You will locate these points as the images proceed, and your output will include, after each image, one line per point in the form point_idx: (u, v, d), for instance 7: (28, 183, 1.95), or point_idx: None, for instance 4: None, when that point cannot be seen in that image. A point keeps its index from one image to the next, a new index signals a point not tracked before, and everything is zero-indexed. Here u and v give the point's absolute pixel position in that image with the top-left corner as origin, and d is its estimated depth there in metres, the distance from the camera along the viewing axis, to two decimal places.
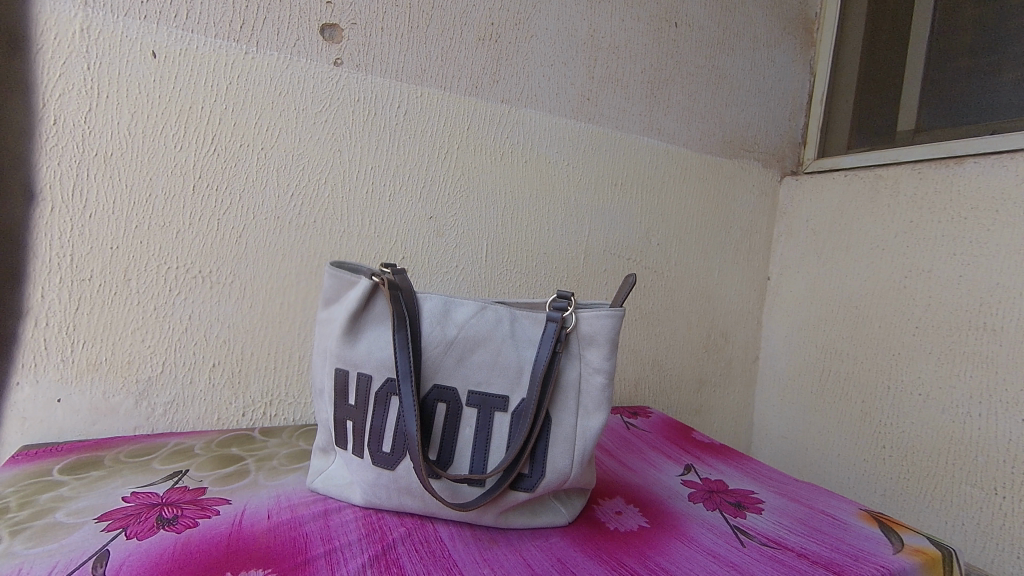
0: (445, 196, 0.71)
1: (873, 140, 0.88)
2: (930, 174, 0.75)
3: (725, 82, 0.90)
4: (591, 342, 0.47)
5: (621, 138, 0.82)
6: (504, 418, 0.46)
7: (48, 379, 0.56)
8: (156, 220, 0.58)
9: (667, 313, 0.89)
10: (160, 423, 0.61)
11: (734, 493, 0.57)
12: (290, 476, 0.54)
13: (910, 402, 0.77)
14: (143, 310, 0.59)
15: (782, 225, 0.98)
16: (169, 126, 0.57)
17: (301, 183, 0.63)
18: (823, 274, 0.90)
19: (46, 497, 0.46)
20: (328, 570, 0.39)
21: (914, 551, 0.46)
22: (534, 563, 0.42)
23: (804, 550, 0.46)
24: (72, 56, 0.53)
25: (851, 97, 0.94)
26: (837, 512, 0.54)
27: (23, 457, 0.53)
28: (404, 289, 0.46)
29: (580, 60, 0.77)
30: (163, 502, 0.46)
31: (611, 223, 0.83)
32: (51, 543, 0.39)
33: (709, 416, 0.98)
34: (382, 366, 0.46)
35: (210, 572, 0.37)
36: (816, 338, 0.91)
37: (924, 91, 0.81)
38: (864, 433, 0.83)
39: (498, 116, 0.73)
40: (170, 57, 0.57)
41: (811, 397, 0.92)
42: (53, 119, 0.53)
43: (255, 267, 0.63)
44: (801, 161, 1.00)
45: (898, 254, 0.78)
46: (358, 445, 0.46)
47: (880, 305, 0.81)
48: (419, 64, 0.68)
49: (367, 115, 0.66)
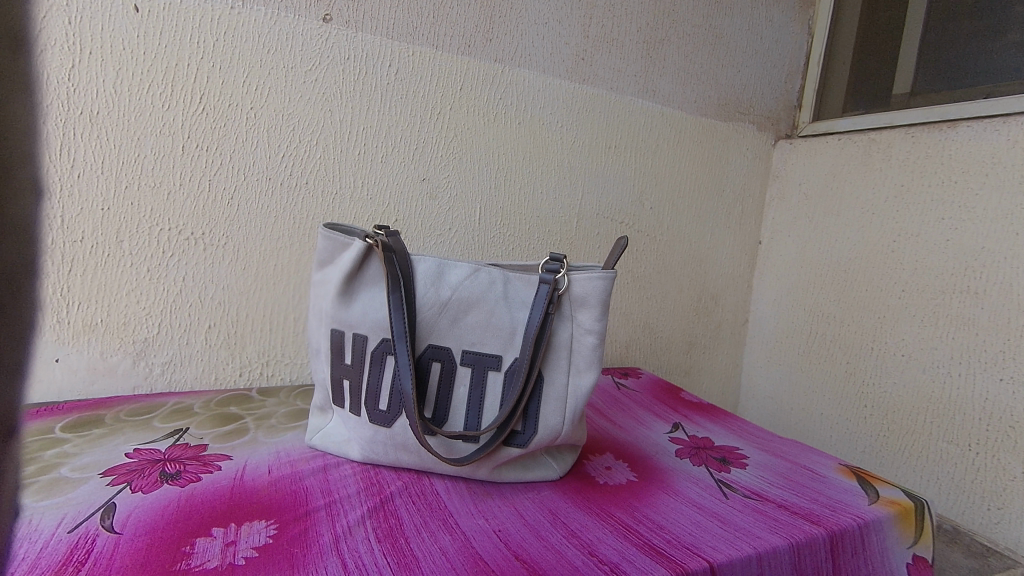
0: (438, 158, 0.71)
1: (868, 103, 0.87)
2: (923, 138, 0.75)
3: (722, 42, 0.89)
4: (582, 303, 0.48)
5: (616, 100, 0.81)
6: (497, 378, 0.47)
7: (45, 340, 0.56)
8: (147, 181, 0.58)
9: (658, 276, 0.90)
10: (158, 383, 0.62)
11: (719, 449, 0.59)
12: (289, 434, 0.55)
13: (892, 362, 0.79)
14: (137, 271, 0.59)
15: (774, 189, 0.98)
16: (156, 84, 0.56)
17: (292, 144, 0.63)
18: (814, 238, 0.91)
19: (50, 453, 0.47)
20: (328, 520, 0.40)
21: (887, 502, 0.49)
22: (526, 514, 0.44)
23: (784, 501, 0.48)
24: (53, 10, 0.52)
25: (848, 59, 0.93)
26: (817, 467, 0.56)
27: (24, 416, 0.53)
28: (398, 251, 0.47)
29: (575, 18, 0.76)
30: (166, 458, 0.48)
31: (604, 186, 0.83)
32: (59, 497, 0.41)
33: (697, 378, 1.00)
34: (377, 327, 0.47)
35: (215, 523, 0.39)
36: (805, 301, 0.92)
37: (922, 53, 0.80)
38: (847, 392, 0.86)
39: (491, 76, 0.72)
40: (155, 12, 0.55)
41: (797, 359, 0.94)
42: (36, 75, 0.52)
43: (247, 229, 0.63)
44: (796, 124, 0.99)
45: (888, 218, 0.79)
46: (355, 403, 0.48)
47: (867, 269, 0.82)
48: (410, 21, 0.66)
49: (358, 74, 0.64)
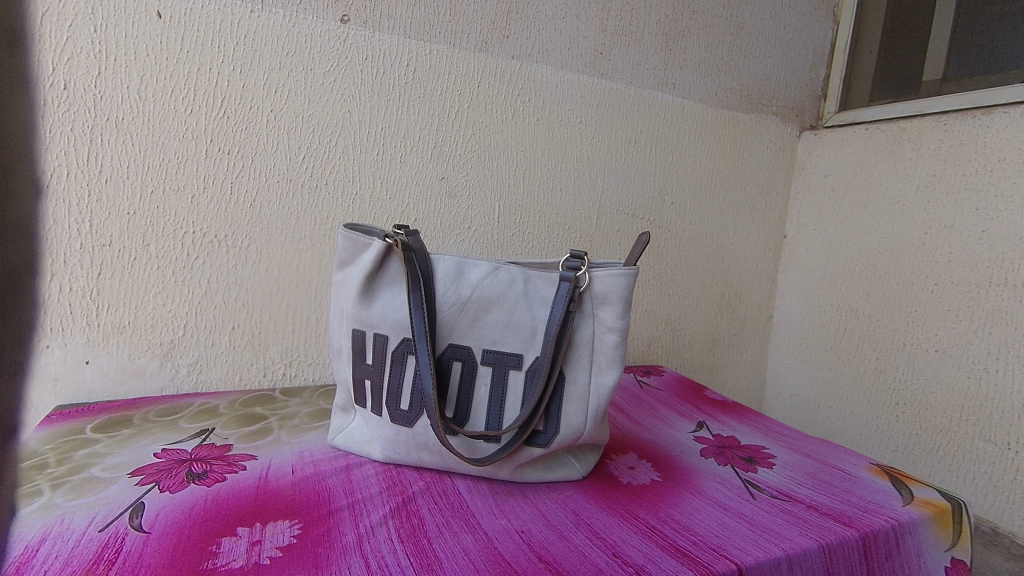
0: (456, 156, 0.70)
1: (897, 91, 0.84)
2: (956, 126, 0.73)
3: (744, 32, 0.87)
4: (604, 301, 0.47)
5: (636, 93, 0.80)
6: (518, 377, 0.47)
7: (76, 342, 0.58)
8: (171, 184, 0.58)
9: (681, 273, 0.89)
10: (185, 384, 0.63)
11: (745, 448, 0.58)
12: (312, 433, 0.55)
13: (925, 358, 0.76)
14: (163, 274, 0.60)
15: (800, 181, 0.96)
16: (178, 88, 0.57)
17: (312, 145, 0.63)
18: (841, 231, 0.88)
19: (82, 453, 0.48)
20: (351, 520, 0.41)
21: (923, 503, 0.47)
22: (549, 515, 0.43)
23: (814, 502, 0.47)
24: (79, 18, 0.52)
25: (876, 46, 0.90)
26: (847, 466, 0.55)
27: (57, 417, 0.55)
28: (417, 250, 0.47)
29: (593, 11, 0.75)
30: (192, 458, 0.48)
31: (624, 182, 0.82)
32: (90, 497, 0.41)
33: (721, 375, 0.98)
34: (398, 326, 0.47)
35: (240, 523, 0.39)
36: (832, 296, 0.90)
37: (954, 38, 0.77)
38: (877, 390, 0.83)
39: (509, 73, 0.71)
40: (176, 17, 0.56)
41: (824, 355, 0.92)
42: (64, 83, 0.53)
43: (269, 230, 0.63)
44: (821, 114, 0.97)
45: (919, 209, 0.77)
46: (376, 403, 0.48)
47: (898, 262, 0.80)
48: (427, 19, 0.66)
49: (376, 73, 0.64)
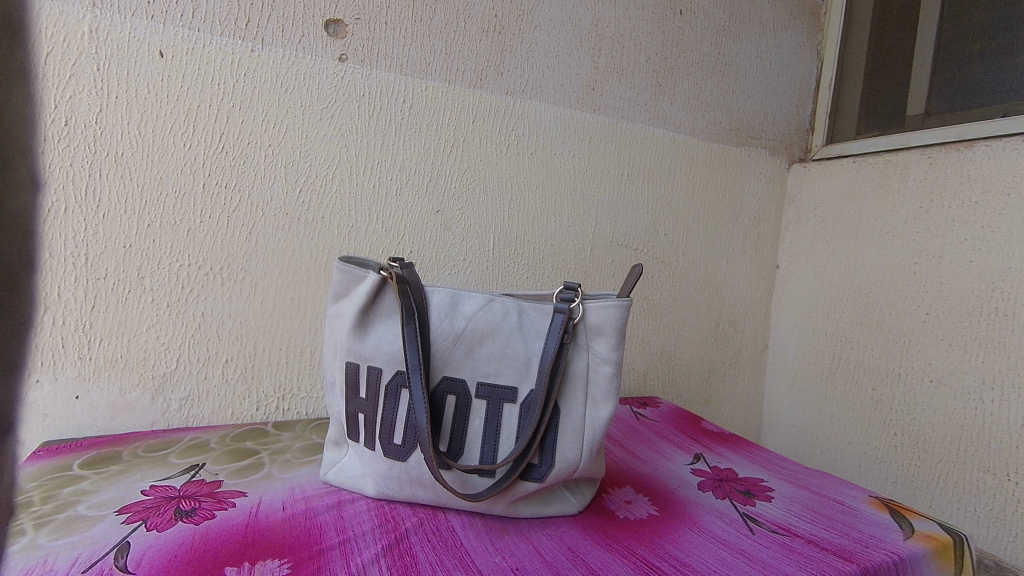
0: (451, 189, 0.71)
1: (883, 125, 0.86)
2: (940, 159, 0.74)
3: (732, 69, 0.90)
4: (598, 332, 0.47)
5: (627, 128, 0.82)
6: (513, 409, 0.47)
7: (66, 376, 0.57)
8: (168, 218, 0.59)
9: (675, 303, 0.89)
10: (176, 419, 0.62)
11: (743, 481, 0.58)
12: (304, 469, 0.54)
13: (920, 388, 0.76)
14: (157, 307, 0.60)
15: (791, 212, 0.97)
16: (178, 124, 0.58)
17: (309, 179, 0.64)
18: (833, 262, 0.89)
19: (67, 491, 0.47)
20: (343, 559, 0.40)
21: (924, 537, 0.46)
22: (544, 551, 0.43)
23: (814, 537, 0.46)
24: (82, 58, 0.54)
25: (859, 82, 0.93)
26: (846, 499, 0.54)
27: (45, 453, 0.54)
28: (412, 283, 0.47)
29: (585, 50, 0.77)
30: (181, 495, 0.47)
31: (618, 214, 0.83)
32: (74, 536, 0.40)
33: (718, 406, 0.98)
34: (392, 359, 0.47)
35: (228, 562, 0.38)
36: (826, 326, 0.90)
37: (934, 74, 0.80)
38: (874, 420, 0.83)
39: (503, 108, 0.73)
40: (178, 56, 0.57)
41: (820, 385, 0.92)
42: (65, 120, 0.54)
43: (265, 262, 0.63)
44: (809, 148, 0.99)
45: (908, 240, 0.78)
46: (370, 437, 0.47)
47: (889, 291, 0.80)
48: (423, 57, 0.68)
49: (372, 109, 0.66)
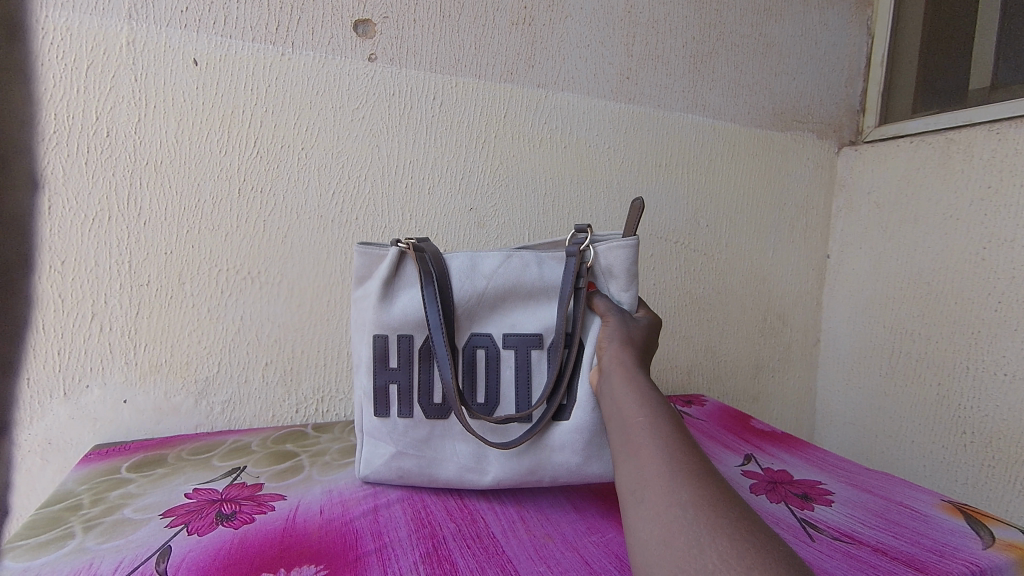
0: (484, 186, 0.70)
1: (944, 101, 0.80)
2: (1009, 135, 0.69)
3: (774, 50, 0.85)
4: (610, 274, 0.49)
5: (665, 117, 0.79)
6: (541, 355, 0.48)
7: (114, 381, 0.59)
8: (206, 224, 0.60)
9: (719, 298, 0.86)
10: (219, 422, 0.63)
11: (799, 484, 0.54)
12: (343, 472, 0.54)
13: (993, 383, 0.71)
14: (198, 312, 0.61)
15: (841, 197, 0.92)
16: (213, 130, 0.59)
17: (342, 181, 0.64)
18: (889, 249, 0.84)
19: (115, 494, 0.48)
20: (380, 566, 0.39)
21: (1006, 546, 0.42)
22: (593, 560, 0.41)
23: (881, 545, 0.43)
24: (121, 69, 0.55)
25: (914, 57, 0.87)
26: (916, 505, 0.50)
27: (95, 456, 0.55)
28: (430, 251, 0.47)
29: (618, 37, 0.74)
30: (223, 498, 0.47)
31: (657, 207, 0.80)
32: (119, 539, 0.41)
33: (768, 404, 0.94)
34: (421, 324, 0.48)
35: (266, 568, 0.38)
36: (884, 318, 0.85)
37: (1000, 44, 0.74)
38: (940, 417, 0.78)
39: (535, 101, 0.71)
40: (212, 63, 0.58)
41: (878, 379, 0.86)
42: (106, 130, 0.55)
43: (301, 266, 0.64)
44: (861, 129, 0.93)
45: (974, 223, 0.72)
46: (406, 404, 0.48)
47: (953, 279, 0.75)
48: (452, 54, 0.67)
49: (403, 109, 0.65)
